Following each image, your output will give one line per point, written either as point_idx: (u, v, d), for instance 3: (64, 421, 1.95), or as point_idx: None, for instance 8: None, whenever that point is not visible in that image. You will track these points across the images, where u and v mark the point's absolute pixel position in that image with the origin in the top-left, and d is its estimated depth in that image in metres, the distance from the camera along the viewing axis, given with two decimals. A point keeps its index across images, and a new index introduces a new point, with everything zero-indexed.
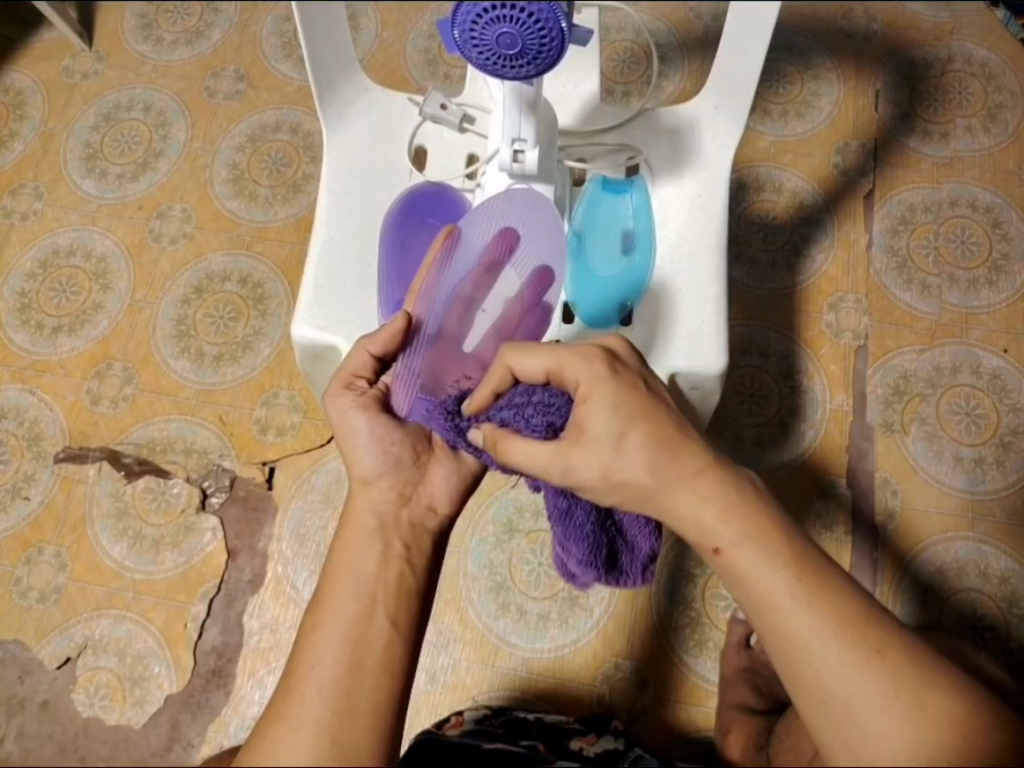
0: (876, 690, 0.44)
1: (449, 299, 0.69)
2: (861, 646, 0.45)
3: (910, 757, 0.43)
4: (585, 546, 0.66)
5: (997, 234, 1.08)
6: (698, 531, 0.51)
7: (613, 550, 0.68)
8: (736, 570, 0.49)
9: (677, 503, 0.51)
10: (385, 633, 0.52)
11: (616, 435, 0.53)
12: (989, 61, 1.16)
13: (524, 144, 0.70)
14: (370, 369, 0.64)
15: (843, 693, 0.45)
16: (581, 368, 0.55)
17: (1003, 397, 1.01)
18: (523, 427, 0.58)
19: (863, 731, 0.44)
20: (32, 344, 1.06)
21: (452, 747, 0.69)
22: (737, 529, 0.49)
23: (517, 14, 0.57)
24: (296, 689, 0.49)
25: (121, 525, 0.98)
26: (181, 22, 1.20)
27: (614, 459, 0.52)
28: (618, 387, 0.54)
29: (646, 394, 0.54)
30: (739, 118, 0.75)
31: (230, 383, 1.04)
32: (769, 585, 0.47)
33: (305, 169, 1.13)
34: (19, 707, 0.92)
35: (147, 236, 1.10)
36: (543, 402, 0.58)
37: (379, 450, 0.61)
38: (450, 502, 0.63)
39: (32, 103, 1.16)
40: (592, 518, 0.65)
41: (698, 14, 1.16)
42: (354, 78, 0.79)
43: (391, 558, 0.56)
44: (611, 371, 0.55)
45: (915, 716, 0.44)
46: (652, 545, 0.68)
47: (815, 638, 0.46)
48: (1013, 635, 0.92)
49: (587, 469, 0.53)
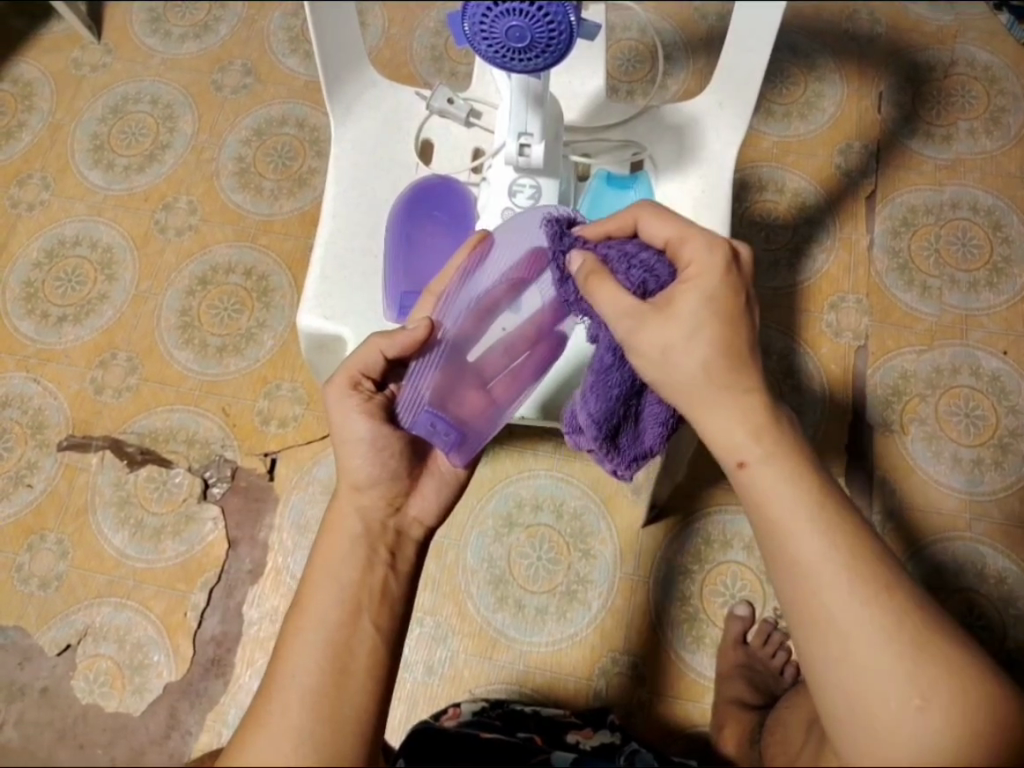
0: (874, 629, 0.43)
1: (473, 303, 0.63)
2: (869, 581, 0.44)
3: (904, 694, 0.42)
4: (599, 404, 0.61)
5: (998, 236, 1.08)
6: (726, 443, 0.50)
7: (619, 425, 0.63)
8: (756, 486, 0.48)
9: (709, 418, 0.50)
10: (370, 637, 0.53)
11: (699, 326, 0.50)
12: (992, 64, 1.16)
13: (530, 138, 0.71)
14: (378, 370, 0.62)
15: (842, 623, 0.44)
16: (702, 248, 0.52)
17: (1003, 398, 1.02)
18: (620, 270, 0.56)
19: (860, 662, 0.43)
20: (37, 334, 1.07)
21: (451, 736, 0.69)
22: (768, 447, 0.49)
23: (527, 7, 0.57)
24: (276, 697, 0.49)
25: (123, 514, 0.99)
26: (189, 16, 1.21)
27: (682, 338, 0.50)
28: (725, 284, 0.51)
29: (744, 304, 0.51)
30: (744, 115, 0.77)
31: (233, 375, 1.04)
32: (783, 516, 0.47)
33: (310, 163, 1.13)
34: (19, 693, 0.92)
35: (152, 227, 1.11)
36: (648, 263, 0.56)
37: (377, 459, 0.60)
38: (438, 515, 0.64)
39: (42, 95, 1.17)
40: (624, 389, 0.61)
41: (703, 15, 1.17)
42: (363, 72, 0.80)
43: (376, 565, 0.57)
44: (728, 269, 0.51)
45: (912, 661, 0.43)
46: (655, 443, 0.64)
47: (824, 559, 0.45)
48: (1009, 635, 0.93)
49: (654, 338, 0.51)
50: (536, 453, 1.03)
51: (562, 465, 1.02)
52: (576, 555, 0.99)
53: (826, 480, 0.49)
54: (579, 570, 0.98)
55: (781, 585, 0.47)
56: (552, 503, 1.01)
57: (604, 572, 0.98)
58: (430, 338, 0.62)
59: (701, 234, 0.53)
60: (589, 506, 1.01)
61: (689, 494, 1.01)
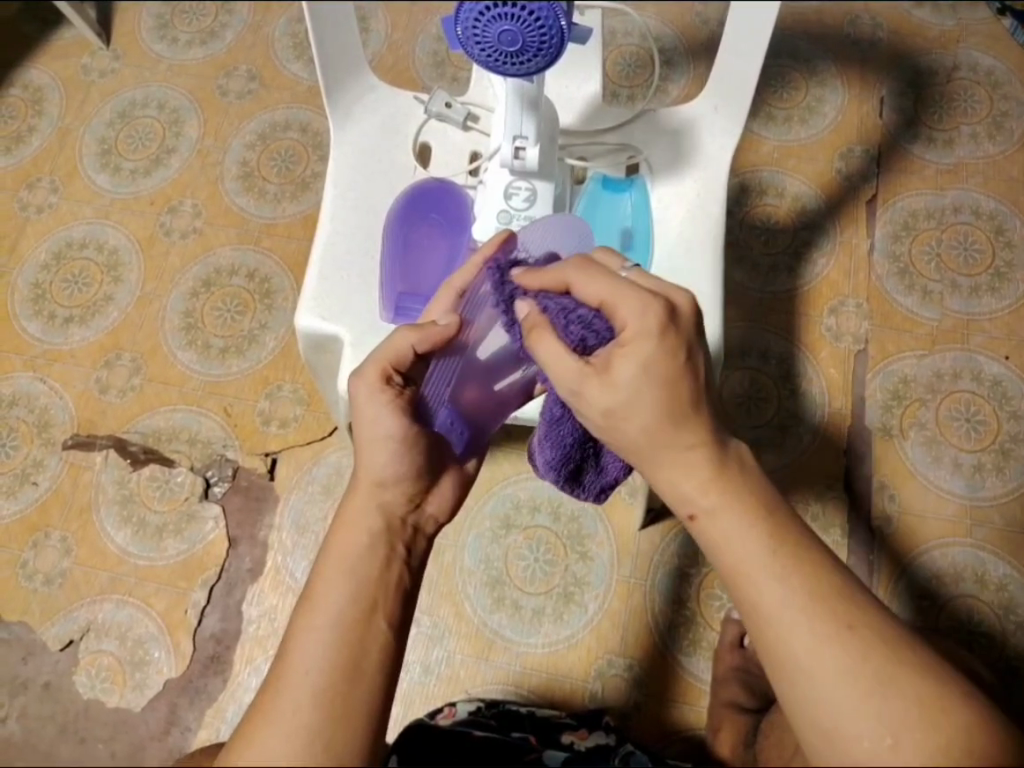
0: (837, 670, 0.42)
1: (494, 299, 0.62)
2: (831, 621, 0.43)
3: (875, 733, 0.41)
4: (555, 451, 0.62)
5: (1000, 241, 1.08)
6: (675, 495, 0.49)
7: (582, 464, 0.64)
8: (711, 537, 0.48)
9: (661, 468, 0.50)
10: (384, 635, 0.50)
11: (638, 394, 0.48)
12: (995, 69, 1.16)
13: (524, 141, 0.72)
14: (407, 363, 0.60)
15: (807, 664, 0.42)
16: (634, 312, 0.49)
17: (1004, 404, 1.01)
18: (558, 327, 0.54)
19: (828, 702, 0.42)
20: (44, 334, 1.08)
21: (444, 735, 0.70)
22: (715, 500, 0.48)
23: (519, 12, 0.58)
24: (285, 692, 0.46)
25: (125, 512, 1.00)
26: (196, 23, 1.23)
27: (623, 405, 0.49)
28: (660, 349, 0.48)
29: (683, 363, 0.48)
30: (740, 117, 0.77)
31: (235, 376, 1.06)
32: (742, 553, 0.46)
33: (313, 167, 1.15)
34: (22, 688, 0.93)
35: (158, 230, 1.13)
36: (586, 319, 0.53)
37: (401, 452, 0.57)
38: (449, 513, 0.62)
39: (51, 100, 1.19)
40: (576, 438, 0.61)
41: (704, 19, 1.17)
42: (362, 77, 0.81)
43: (393, 559, 0.54)
44: (664, 331, 0.49)
45: (879, 699, 0.41)
46: (618, 475, 0.65)
47: (782, 612, 0.44)
48: (1009, 644, 0.92)
49: (596, 400, 0.50)
50: None
51: None
52: (573, 556, 0.99)
53: (784, 520, 0.47)
54: (577, 571, 0.98)
55: (752, 626, 0.45)
56: (550, 504, 1.01)
57: (602, 574, 0.98)
58: (457, 338, 0.62)
59: (635, 297, 0.50)
60: (587, 507, 1.01)
61: None
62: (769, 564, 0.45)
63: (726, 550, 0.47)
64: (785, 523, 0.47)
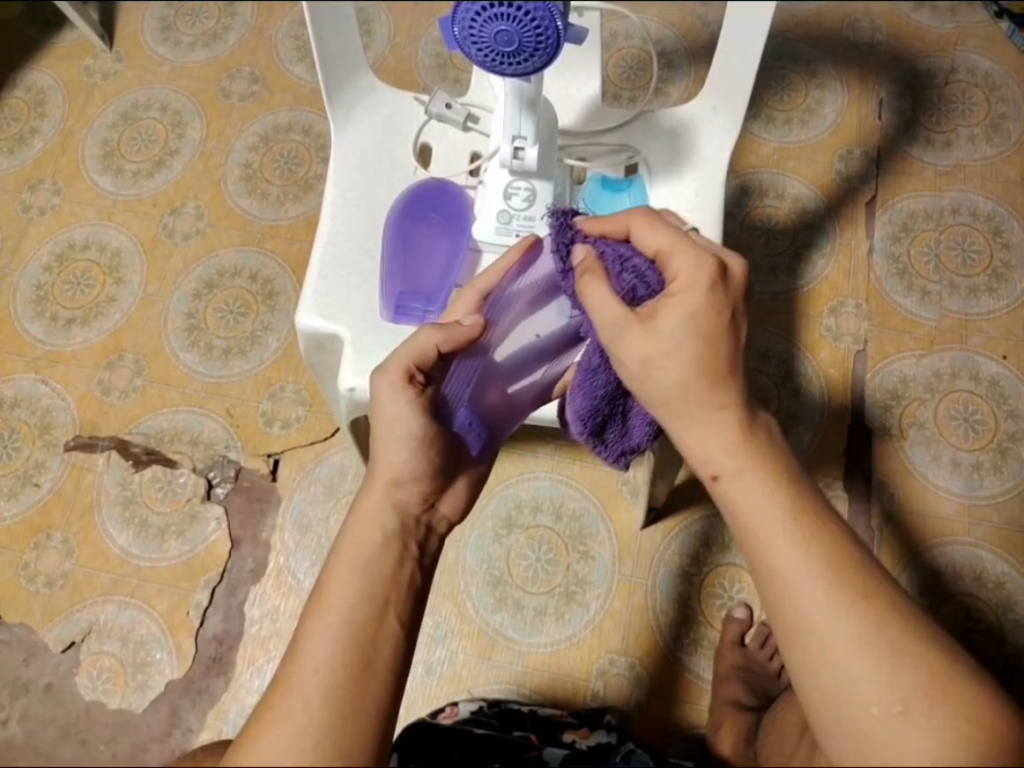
0: (850, 639, 0.42)
1: (523, 297, 0.64)
2: (845, 590, 0.43)
3: (885, 700, 0.41)
4: (585, 401, 0.61)
5: (998, 242, 1.09)
6: (700, 454, 0.49)
7: (607, 423, 0.64)
8: (732, 499, 0.47)
9: (691, 428, 0.49)
10: (396, 634, 0.50)
11: (679, 345, 0.48)
12: (992, 71, 1.17)
13: (523, 141, 0.72)
14: (431, 361, 0.59)
15: (822, 635, 0.43)
16: (689, 264, 0.50)
17: (1002, 403, 1.02)
18: (613, 273, 0.54)
19: (842, 671, 0.42)
20: (46, 335, 1.08)
21: (447, 732, 0.70)
22: (740, 461, 0.47)
23: (515, 12, 0.59)
24: (293, 690, 0.46)
25: (128, 513, 1.00)
26: (199, 25, 1.23)
27: (664, 352, 0.49)
28: (708, 302, 0.49)
29: (728, 323, 0.49)
30: (738, 117, 0.78)
31: (238, 376, 1.06)
32: (763, 517, 0.46)
33: (315, 168, 1.15)
34: (24, 689, 0.93)
35: (161, 232, 1.13)
36: (640, 268, 0.54)
37: (421, 450, 0.57)
38: (461, 514, 0.62)
39: (54, 102, 1.20)
40: (609, 389, 0.61)
41: (705, 22, 1.18)
42: (362, 77, 0.81)
43: (406, 557, 0.54)
44: (713, 287, 0.49)
45: (890, 669, 0.41)
46: (642, 438, 0.65)
47: (799, 575, 0.44)
48: (1008, 641, 0.92)
49: (634, 349, 0.50)
50: (536, 455, 1.03)
51: (561, 467, 1.03)
52: (574, 555, 0.99)
53: (805, 489, 0.47)
54: (577, 571, 0.99)
55: (766, 597, 0.45)
56: (550, 503, 1.02)
57: (604, 572, 0.99)
58: (479, 339, 0.62)
59: (690, 250, 0.51)
60: (587, 506, 1.01)
61: (684, 496, 1.01)
62: (789, 525, 0.45)
63: (745, 514, 0.47)
64: (807, 493, 0.47)
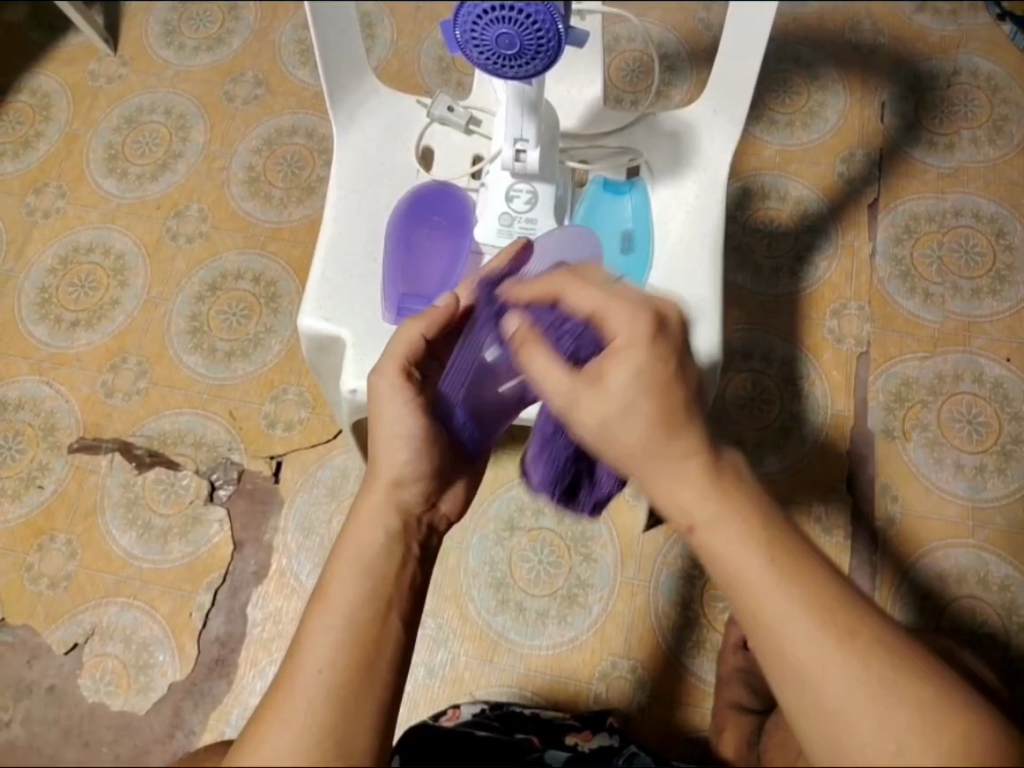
0: (840, 680, 0.40)
1: None
2: (833, 628, 0.41)
3: (879, 741, 0.40)
4: (549, 468, 0.63)
5: (1001, 243, 1.09)
6: (674, 507, 0.46)
7: (575, 484, 0.65)
8: (709, 548, 0.44)
9: (655, 476, 0.46)
10: (399, 634, 0.51)
11: (631, 404, 0.46)
12: (994, 73, 1.17)
13: (525, 143, 0.73)
14: (420, 354, 0.61)
15: (811, 674, 0.41)
16: (623, 321, 0.48)
17: (1005, 405, 1.01)
18: (551, 339, 0.54)
19: (835, 714, 0.40)
20: (50, 337, 1.09)
21: (449, 734, 0.70)
22: (713, 510, 0.44)
23: (515, 15, 0.59)
24: (296, 691, 0.46)
25: (131, 515, 1.01)
26: (202, 29, 1.24)
27: (616, 414, 0.46)
28: (653, 356, 0.47)
29: (676, 370, 0.47)
30: (740, 119, 0.78)
31: (241, 379, 1.06)
32: (740, 562, 0.43)
33: (318, 171, 1.16)
34: (27, 691, 0.93)
35: (164, 235, 1.13)
36: (576, 330, 0.54)
37: (420, 449, 0.58)
38: (461, 513, 0.62)
39: (59, 106, 1.20)
40: (569, 455, 0.62)
41: (707, 25, 1.18)
42: (364, 79, 0.82)
43: (409, 558, 0.54)
44: (654, 337, 0.47)
45: (883, 707, 0.40)
46: (611, 489, 0.66)
47: (785, 621, 0.41)
48: (1012, 645, 0.92)
49: (591, 413, 0.48)
50: None
51: None
52: (576, 558, 0.99)
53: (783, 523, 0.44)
54: (580, 574, 0.99)
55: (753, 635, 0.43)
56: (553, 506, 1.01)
57: (605, 576, 0.98)
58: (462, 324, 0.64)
59: (624, 306, 0.49)
60: None
61: None
62: (768, 568, 0.43)
63: (721, 559, 0.44)
64: (779, 525, 0.44)
